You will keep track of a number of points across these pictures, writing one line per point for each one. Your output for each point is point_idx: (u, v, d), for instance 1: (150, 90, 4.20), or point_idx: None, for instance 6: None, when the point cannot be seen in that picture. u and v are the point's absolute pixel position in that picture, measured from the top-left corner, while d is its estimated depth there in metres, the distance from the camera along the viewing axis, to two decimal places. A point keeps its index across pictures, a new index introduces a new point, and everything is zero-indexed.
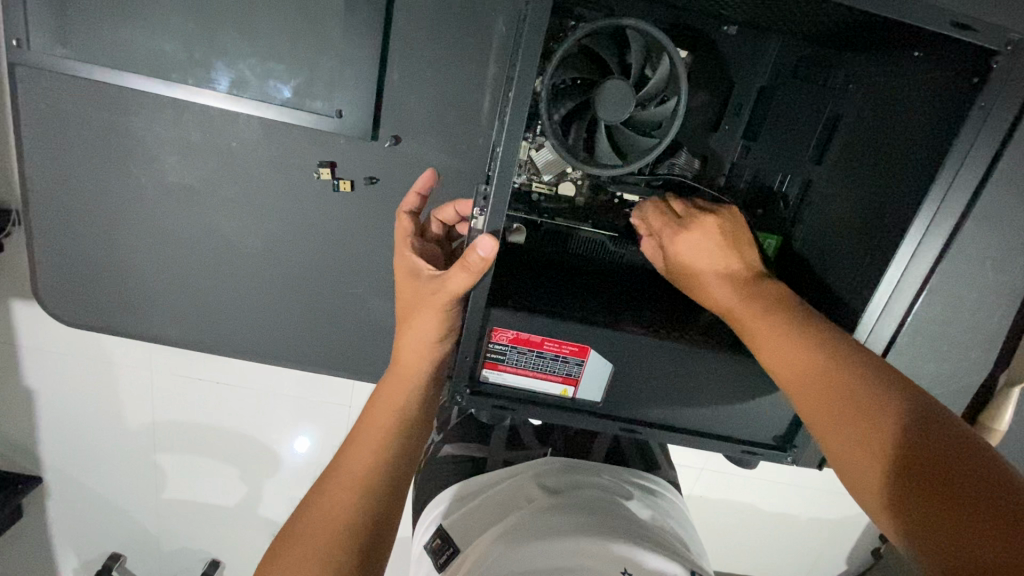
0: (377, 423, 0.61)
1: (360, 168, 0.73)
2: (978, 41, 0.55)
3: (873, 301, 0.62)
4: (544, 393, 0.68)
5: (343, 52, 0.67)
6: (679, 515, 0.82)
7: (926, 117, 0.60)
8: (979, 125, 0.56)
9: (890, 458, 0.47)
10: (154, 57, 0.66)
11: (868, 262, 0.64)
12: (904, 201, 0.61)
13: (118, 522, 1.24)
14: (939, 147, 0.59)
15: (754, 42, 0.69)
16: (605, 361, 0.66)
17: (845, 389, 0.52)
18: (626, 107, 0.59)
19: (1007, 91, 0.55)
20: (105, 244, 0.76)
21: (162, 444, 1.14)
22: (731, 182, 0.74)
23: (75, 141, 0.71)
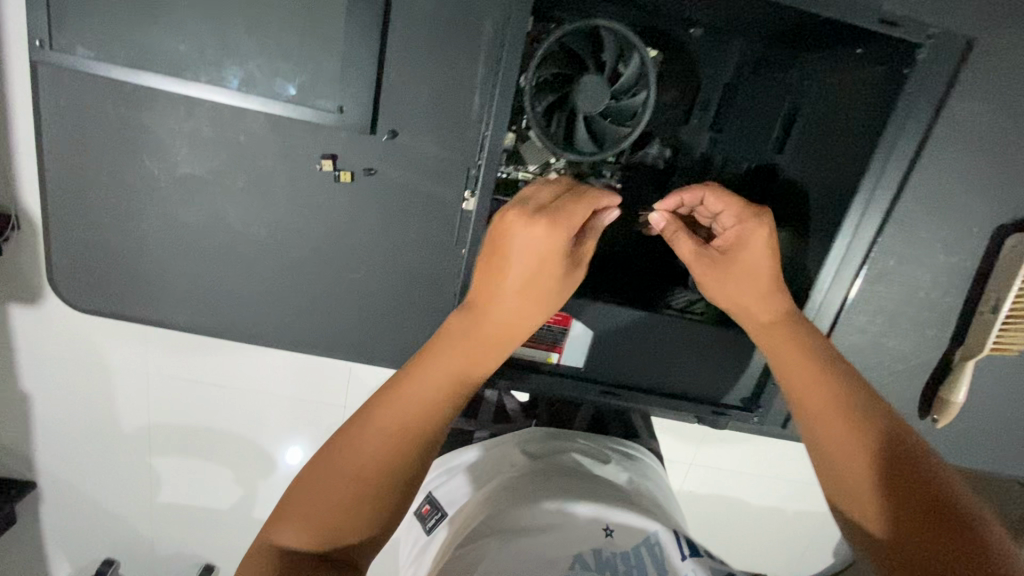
0: (426, 393, 0.54)
1: (359, 160, 0.78)
2: (904, 36, 0.65)
3: (824, 267, 0.73)
4: (532, 359, 0.78)
5: (344, 52, 0.72)
6: (658, 478, 0.89)
7: (869, 105, 0.69)
8: (909, 110, 0.67)
9: (885, 476, 0.56)
10: (170, 56, 0.71)
11: (820, 235, 0.74)
12: (849, 179, 0.71)
13: (134, 504, 1.40)
14: (876, 130, 0.69)
15: (717, 42, 0.75)
16: (585, 327, 0.76)
17: (853, 413, 0.60)
18: (601, 98, 0.65)
19: (930, 79, 0.66)
20: (119, 233, 0.81)
21: (175, 436, 1.32)
22: (704, 170, 0.79)
23: (93, 135, 0.76)
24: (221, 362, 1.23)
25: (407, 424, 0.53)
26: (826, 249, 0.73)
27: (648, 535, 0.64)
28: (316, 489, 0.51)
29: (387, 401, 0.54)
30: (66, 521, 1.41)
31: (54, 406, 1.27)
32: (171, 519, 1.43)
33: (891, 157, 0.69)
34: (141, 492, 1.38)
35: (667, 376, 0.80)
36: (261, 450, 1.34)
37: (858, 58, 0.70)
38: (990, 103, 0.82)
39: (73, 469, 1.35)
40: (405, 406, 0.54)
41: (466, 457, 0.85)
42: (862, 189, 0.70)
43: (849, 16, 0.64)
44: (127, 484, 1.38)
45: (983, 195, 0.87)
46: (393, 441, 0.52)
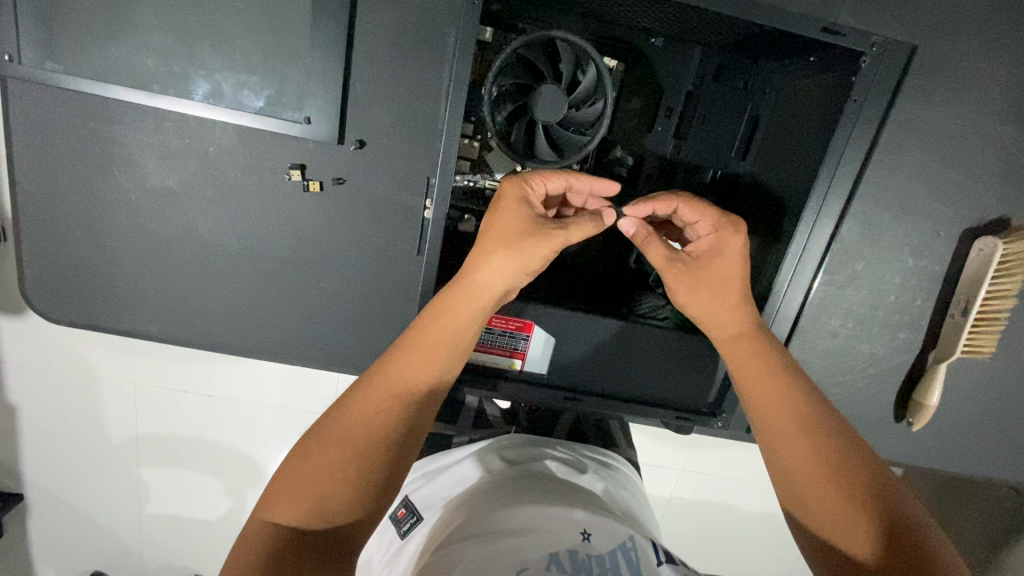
0: (401, 376, 0.61)
1: (328, 169, 0.79)
2: (847, 44, 0.67)
3: (782, 268, 0.74)
4: (496, 365, 0.79)
5: (310, 64, 0.73)
6: (633, 487, 0.88)
7: (822, 112, 0.71)
8: (857, 115, 0.69)
9: (853, 502, 0.59)
10: (138, 70, 0.73)
11: (778, 238, 0.75)
12: (803, 183, 0.72)
13: (118, 515, 1.39)
14: (828, 135, 0.70)
15: (679, 51, 0.76)
16: (546, 334, 0.77)
17: (821, 438, 0.63)
18: (560, 108, 0.66)
19: (876, 85, 0.68)
20: (91, 244, 0.82)
21: (159, 446, 1.32)
22: (667, 177, 0.81)
23: (63, 148, 0.77)
24: (201, 372, 1.23)
25: (374, 410, 0.60)
26: (784, 252, 0.74)
27: (624, 540, 0.64)
28: (299, 471, 0.56)
29: (358, 391, 0.61)
30: (49, 534, 1.40)
31: (35, 418, 1.27)
32: (155, 531, 1.42)
33: (843, 161, 0.70)
34: (124, 504, 1.38)
35: (634, 382, 0.80)
36: (244, 460, 1.34)
37: (812, 66, 0.72)
38: (951, 108, 0.83)
39: (56, 482, 1.34)
40: (375, 395, 0.60)
41: (445, 461, 0.84)
42: (816, 193, 0.71)
43: (791, 27, 0.66)
44: (110, 497, 1.37)
45: (948, 199, 0.88)
46: (365, 423, 0.59)
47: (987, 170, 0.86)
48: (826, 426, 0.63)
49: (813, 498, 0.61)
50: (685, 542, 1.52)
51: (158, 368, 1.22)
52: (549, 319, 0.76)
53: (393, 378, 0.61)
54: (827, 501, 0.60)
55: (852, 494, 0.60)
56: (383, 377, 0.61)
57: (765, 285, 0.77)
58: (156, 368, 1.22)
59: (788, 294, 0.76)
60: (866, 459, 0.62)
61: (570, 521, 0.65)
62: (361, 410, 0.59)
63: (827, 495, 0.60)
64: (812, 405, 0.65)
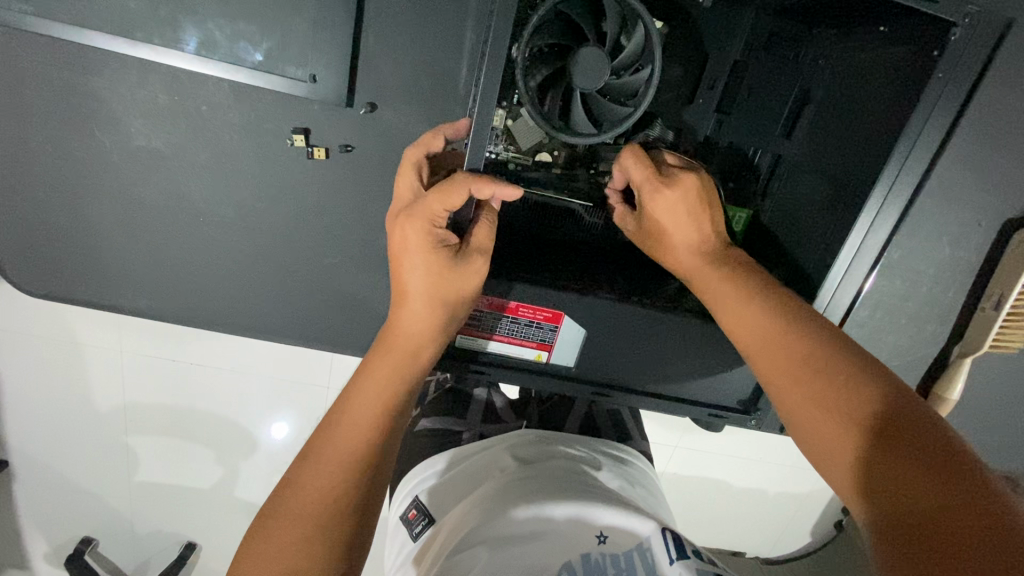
0: (363, 412, 0.57)
1: (334, 135, 0.72)
2: (939, 13, 0.59)
3: (835, 267, 0.69)
4: (520, 358, 0.74)
5: (317, 14, 0.65)
6: (648, 483, 0.84)
7: (890, 90, 0.65)
8: (938, 95, 0.62)
9: (857, 424, 0.52)
10: (117, 12, 0.63)
11: (832, 229, 0.70)
12: (863, 169, 0.67)
13: (105, 488, 1.35)
14: (899, 116, 0.64)
15: (728, 14, 0.69)
16: (577, 327, 0.72)
17: (801, 354, 0.58)
18: (602, 74, 0.58)
19: (961, 61, 0.61)
20: (68, 210, 0.74)
21: (148, 420, 1.27)
22: (706, 155, 0.75)
23: (33, 102, 0.68)
24: (195, 346, 1.18)
25: (333, 457, 0.55)
26: (840, 246, 0.69)
27: (642, 541, 0.62)
28: (255, 555, 0.50)
29: (318, 442, 0.56)
30: (36, 506, 1.37)
31: (21, 387, 1.21)
32: (145, 506, 1.39)
33: (916, 148, 0.64)
34: (113, 478, 1.33)
35: (659, 379, 0.76)
36: (237, 437, 1.30)
37: (880, 37, 0.65)
38: (1011, 92, 0.77)
39: (42, 455, 1.30)
40: (337, 436, 0.56)
41: (459, 457, 0.80)
42: (882, 182, 0.65)
43: None
44: (97, 472, 1.33)
45: (994, 188, 0.83)
46: (327, 468, 0.54)
47: None
48: (801, 336, 0.59)
49: (816, 433, 0.55)
50: (682, 521, 1.53)
51: (148, 338, 1.17)
52: (572, 311, 0.71)
53: (343, 430, 0.56)
54: (833, 433, 0.53)
55: (855, 414, 0.52)
56: (330, 429, 0.57)
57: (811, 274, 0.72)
58: (146, 338, 1.17)
59: (839, 292, 0.71)
60: (875, 372, 0.54)
61: (584, 521, 0.63)
62: (316, 462, 0.55)
63: (829, 427, 0.54)
64: (784, 316, 0.60)
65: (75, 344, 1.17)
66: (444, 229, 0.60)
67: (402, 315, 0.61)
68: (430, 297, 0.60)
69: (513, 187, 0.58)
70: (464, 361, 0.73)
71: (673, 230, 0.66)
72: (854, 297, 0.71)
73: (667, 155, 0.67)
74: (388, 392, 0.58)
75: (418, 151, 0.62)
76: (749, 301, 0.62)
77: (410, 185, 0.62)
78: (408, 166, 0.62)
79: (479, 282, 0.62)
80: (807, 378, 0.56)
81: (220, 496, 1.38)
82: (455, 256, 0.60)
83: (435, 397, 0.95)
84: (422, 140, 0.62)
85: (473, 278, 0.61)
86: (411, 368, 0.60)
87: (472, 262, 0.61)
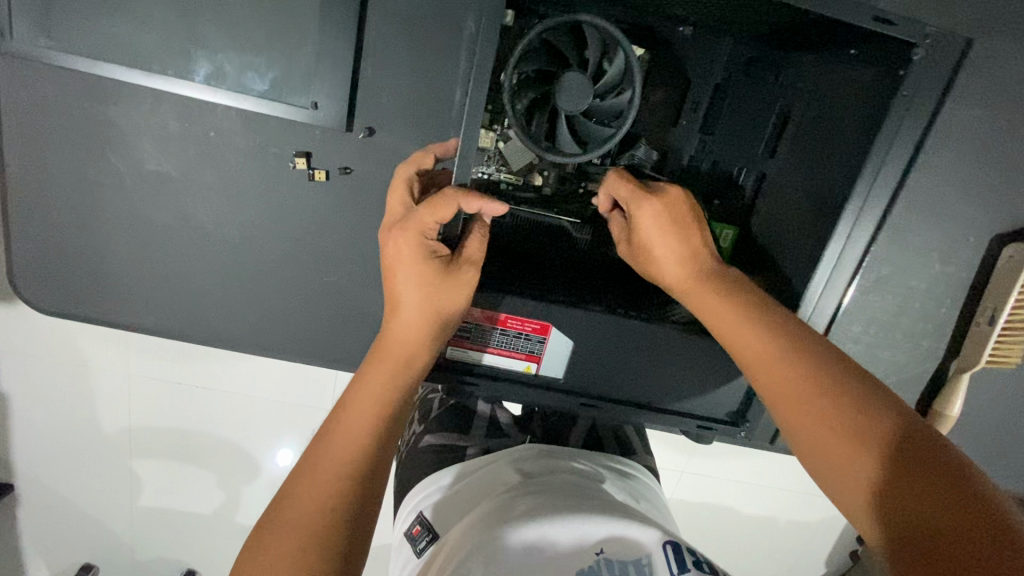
0: (358, 419, 0.58)
1: (335, 158, 0.75)
2: (898, 32, 0.62)
3: (815, 279, 0.70)
4: (510, 369, 0.76)
5: (319, 45, 0.69)
6: (654, 497, 0.83)
7: (863, 108, 0.66)
8: (905, 111, 0.64)
9: (860, 441, 0.53)
10: (134, 47, 0.68)
11: (812, 242, 0.71)
12: (838, 184, 0.68)
13: (108, 510, 1.35)
14: (869, 133, 0.65)
15: (709, 41, 0.72)
16: (564, 339, 0.73)
17: (795, 370, 0.58)
18: (585, 97, 0.62)
19: (923, 78, 0.64)
20: (81, 230, 0.78)
21: (152, 441, 1.28)
22: (690, 174, 0.77)
23: (53, 129, 0.73)
24: (199, 365, 1.20)
25: (328, 466, 0.56)
26: (820, 256, 0.70)
27: (641, 558, 0.61)
28: (253, 566, 0.51)
29: (314, 453, 0.57)
30: (40, 530, 1.37)
31: (30, 409, 1.24)
32: (148, 532, 1.39)
33: (888, 162, 0.66)
34: (117, 502, 1.34)
35: (650, 393, 0.77)
36: (239, 460, 1.30)
37: (853, 59, 0.67)
38: (988, 109, 0.80)
39: (47, 478, 1.31)
40: (333, 446, 0.57)
41: (461, 473, 0.80)
42: (857, 196, 0.67)
43: (841, 13, 0.61)
44: (101, 494, 1.33)
45: (979, 204, 0.85)
46: (325, 476, 0.55)
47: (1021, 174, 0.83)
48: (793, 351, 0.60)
49: (820, 451, 0.55)
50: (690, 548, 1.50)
51: (153, 358, 1.19)
52: (564, 325, 0.73)
53: (340, 439, 0.57)
54: (838, 450, 0.54)
55: (857, 431, 0.53)
56: (325, 440, 0.58)
57: (794, 289, 0.73)
58: (151, 358, 1.19)
59: (821, 302, 0.72)
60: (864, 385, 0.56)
61: (586, 535, 0.63)
62: (315, 474, 0.55)
63: (833, 444, 0.54)
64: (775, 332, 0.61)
65: (83, 364, 1.19)
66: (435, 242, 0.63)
67: (393, 326, 0.63)
68: (421, 306, 0.62)
69: (495, 202, 0.59)
70: (459, 374, 0.75)
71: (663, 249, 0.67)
72: (836, 309, 0.73)
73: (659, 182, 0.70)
74: (383, 401, 0.60)
75: (409, 169, 0.68)
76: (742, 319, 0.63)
77: (401, 198, 0.66)
78: (400, 184, 0.67)
79: (470, 292, 0.64)
80: (805, 393, 0.57)
81: (222, 521, 1.37)
82: (445, 267, 0.62)
83: (437, 412, 0.95)
84: (413, 159, 0.68)
85: (463, 288, 0.63)
86: (404, 375, 0.62)
87: (462, 271, 0.63)
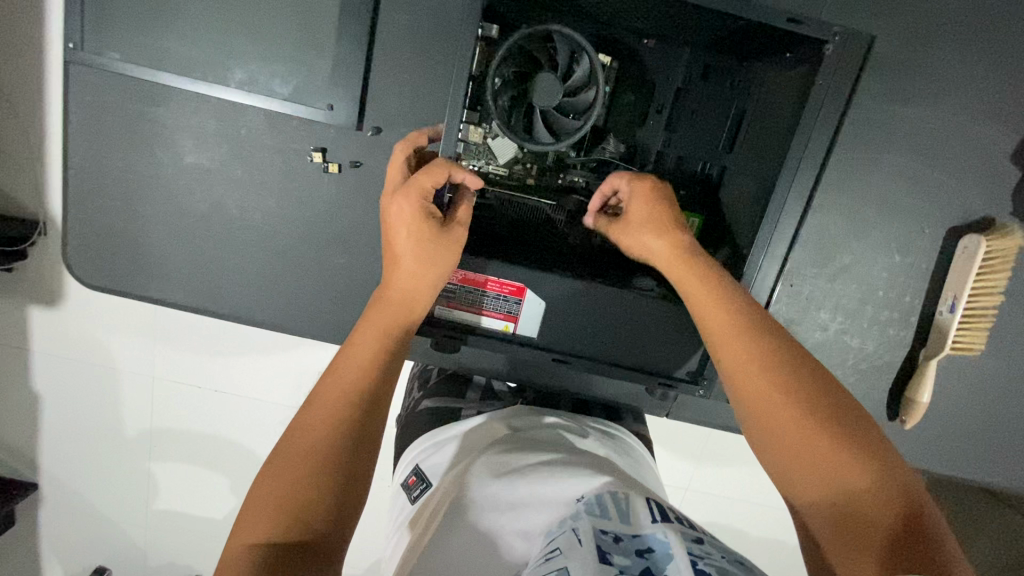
0: (357, 358, 0.66)
1: (346, 152, 0.87)
2: (812, 32, 0.76)
3: (758, 243, 0.83)
4: (491, 328, 0.88)
5: (335, 56, 0.82)
6: (637, 455, 0.89)
7: (793, 98, 0.81)
8: (823, 98, 0.79)
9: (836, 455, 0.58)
10: (183, 59, 0.82)
11: (759, 213, 0.83)
12: (775, 163, 0.82)
13: (123, 503, 1.43)
14: (797, 117, 0.80)
15: (670, 51, 0.83)
16: (538, 299, 0.86)
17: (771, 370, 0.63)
18: (556, 94, 0.72)
19: (834, 70, 0.78)
20: (128, 214, 0.90)
21: (164, 437, 1.35)
22: (658, 168, 0.86)
23: (111, 127, 0.86)
24: (205, 360, 1.26)
25: (334, 398, 0.63)
26: (764, 224, 0.83)
27: (616, 492, 0.64)
28: (268, 488, 0.57)
29: (320, 391, 0.64)
30: (62, 523, 1.46)
31: (59, 405, 1.32)
32: (161, 535, 1.46)
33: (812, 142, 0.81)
34: (134, 500, 1.42)
35: (615, 352, 0.89)
36: (247, 458, 1.37)
37: (788, 61, 0.82)
38: (931, 111, 0.88)
39: (69, 471, 1.39)
40: (337, 385, 0.64)
41: (453, 430, 0.86)
42: (786, 172, 0.81)
43: (762, 16, 0.75)
44: (119, 487, 1.41)
45: (933, 198, 0.92)
46: (330, 407, 0.62)
47: (970, 170, 0.91)
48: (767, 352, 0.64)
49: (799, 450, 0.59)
50: None
51: (163, 354, 1.25)
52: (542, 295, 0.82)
53: (343, 376, 0.65)
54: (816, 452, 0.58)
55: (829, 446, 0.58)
56: (328, 379, 0.65)
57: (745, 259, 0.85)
58: (161, 354, 1.25)
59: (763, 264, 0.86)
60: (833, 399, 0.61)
61: (564, 484, 0.67)
62: (313, 424, 0.61)
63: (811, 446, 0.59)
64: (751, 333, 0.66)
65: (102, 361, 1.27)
66: (427, 212, 0.72)
67: (393, 279, 0.72)
68: (416, 262, 0.72)
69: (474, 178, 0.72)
70: (448, 330, 0.88)
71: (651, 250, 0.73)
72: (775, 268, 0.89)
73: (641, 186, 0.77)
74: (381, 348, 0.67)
75: (405, 149, 0.78)
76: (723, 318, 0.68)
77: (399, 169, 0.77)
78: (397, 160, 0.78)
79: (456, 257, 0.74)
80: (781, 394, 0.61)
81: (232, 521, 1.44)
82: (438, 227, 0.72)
83: (437, 380, 1.02)
84: (409, 138, 0.79)
85: (452, 245, 0.73)
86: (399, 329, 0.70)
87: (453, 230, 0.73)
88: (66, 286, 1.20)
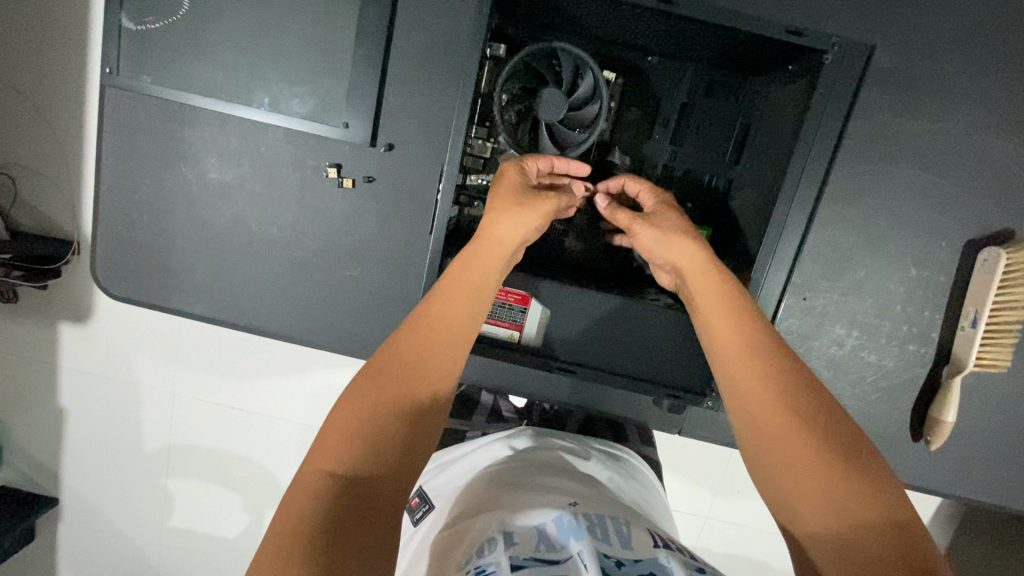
0: (444, 309, 0.67)
1: (359, 168, 0.90)
2: (808, 42, 0.82)
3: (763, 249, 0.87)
4: (498, 336, 0.90)
5: (350, 77, 0.86)
6: (642, 479, 0.87)
7: (792, 107, 0.86)
8: (826, 104, 0.82)
9: (832, 472, 0.56)
10: (209, 82, 0.87)
11: (759, 219, 0.89)
12: (777, 170, 0.87)
13: (138, 520, 1.44)
14: (796, 125, 0.85)
15: (675, 67, 0.95)
16: (542, 307, 0.87)
17: (773, 379, 0.62)
18: (560, 109, 0.76)
19: (837, 79, 0.82)
20: (152, 228, 0.94)
21: (181, 452, 1.37)
22: (666, 176, 0.97)
23: (141, 145, 0.91)
24: (221, 372, 1.28)
25: (413, 344, 0.64)
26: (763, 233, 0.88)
27: (617, 517, 0.63)
28: (348, 418, 0.58)
29: (405, 334, 0.66)
30: (79, 540, 1.48)
31: (82, 418, 1.36)
32: (174, 552, 1.47)
33: (815, 151, 0.84)
34: (149, 516, 1.43)
35: (620, 365, 0.89)
36: (259, 475, 1.37)
37: (789, 72, 0.89)
38: (944, 122, 0.86)
39: (89, 485, 1.42)
40: (417, 330, 0.66)
41: (457, 453, 0.88)
42: (790, 177, 0.85)
43: (758, 29, 0.81)
44: (134, 503, 1.42)
45: (949, 210, 0.89)
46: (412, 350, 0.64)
47: (986, 182, 0.88)
48: (772, 364, 0.64)
49: (793, 461, 0.58)
50: None
51: (181, 367, 1.28)
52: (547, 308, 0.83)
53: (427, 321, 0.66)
54: (806, 462, 0.57)
55: (823, 460, 0.57)
56: (415, 321, 0.67)
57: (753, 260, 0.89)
58: (179, 367, 1.28)
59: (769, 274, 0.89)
60: (835, 425, 0.60)
61: (562, 496, 0.67)
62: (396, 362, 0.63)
63: (805, 456, 0.57)
64: (756, 345, 0.65)
65: (124, 374, 1.30)
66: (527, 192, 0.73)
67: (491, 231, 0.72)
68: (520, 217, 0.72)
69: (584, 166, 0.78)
70: None
71: (661, 251, 0.75)
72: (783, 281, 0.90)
73: (662, 197, 0.81)
74: (464, 304, 0.68)
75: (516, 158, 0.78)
76: (732, 326, 0.68)
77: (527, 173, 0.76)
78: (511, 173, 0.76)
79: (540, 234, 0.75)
80: (779, 406, 0.61)
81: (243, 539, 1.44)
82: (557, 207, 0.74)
83: None
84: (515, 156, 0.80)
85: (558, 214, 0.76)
86: (481, 292, 0.70)
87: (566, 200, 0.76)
88: (94, 302, 1.25)
